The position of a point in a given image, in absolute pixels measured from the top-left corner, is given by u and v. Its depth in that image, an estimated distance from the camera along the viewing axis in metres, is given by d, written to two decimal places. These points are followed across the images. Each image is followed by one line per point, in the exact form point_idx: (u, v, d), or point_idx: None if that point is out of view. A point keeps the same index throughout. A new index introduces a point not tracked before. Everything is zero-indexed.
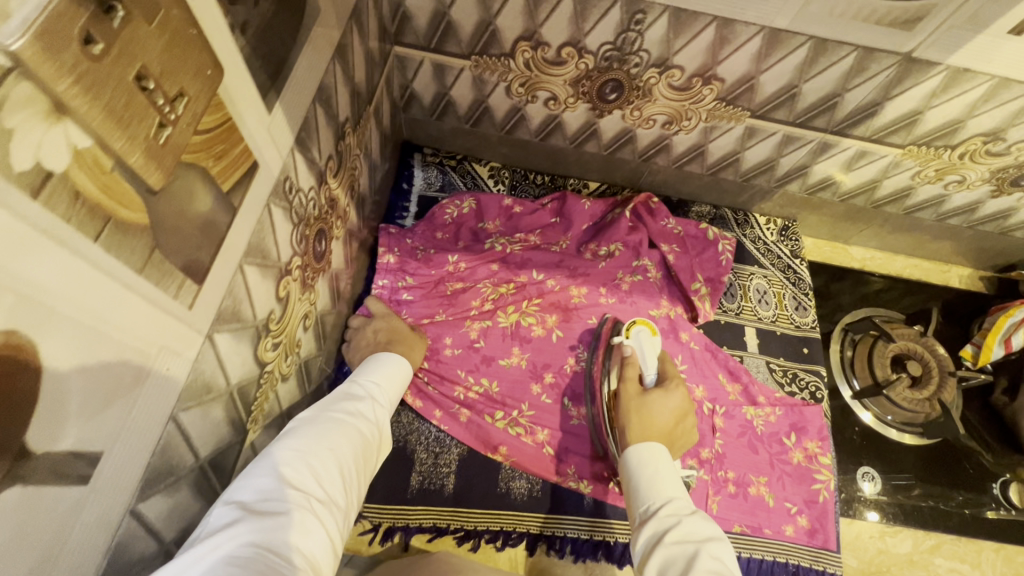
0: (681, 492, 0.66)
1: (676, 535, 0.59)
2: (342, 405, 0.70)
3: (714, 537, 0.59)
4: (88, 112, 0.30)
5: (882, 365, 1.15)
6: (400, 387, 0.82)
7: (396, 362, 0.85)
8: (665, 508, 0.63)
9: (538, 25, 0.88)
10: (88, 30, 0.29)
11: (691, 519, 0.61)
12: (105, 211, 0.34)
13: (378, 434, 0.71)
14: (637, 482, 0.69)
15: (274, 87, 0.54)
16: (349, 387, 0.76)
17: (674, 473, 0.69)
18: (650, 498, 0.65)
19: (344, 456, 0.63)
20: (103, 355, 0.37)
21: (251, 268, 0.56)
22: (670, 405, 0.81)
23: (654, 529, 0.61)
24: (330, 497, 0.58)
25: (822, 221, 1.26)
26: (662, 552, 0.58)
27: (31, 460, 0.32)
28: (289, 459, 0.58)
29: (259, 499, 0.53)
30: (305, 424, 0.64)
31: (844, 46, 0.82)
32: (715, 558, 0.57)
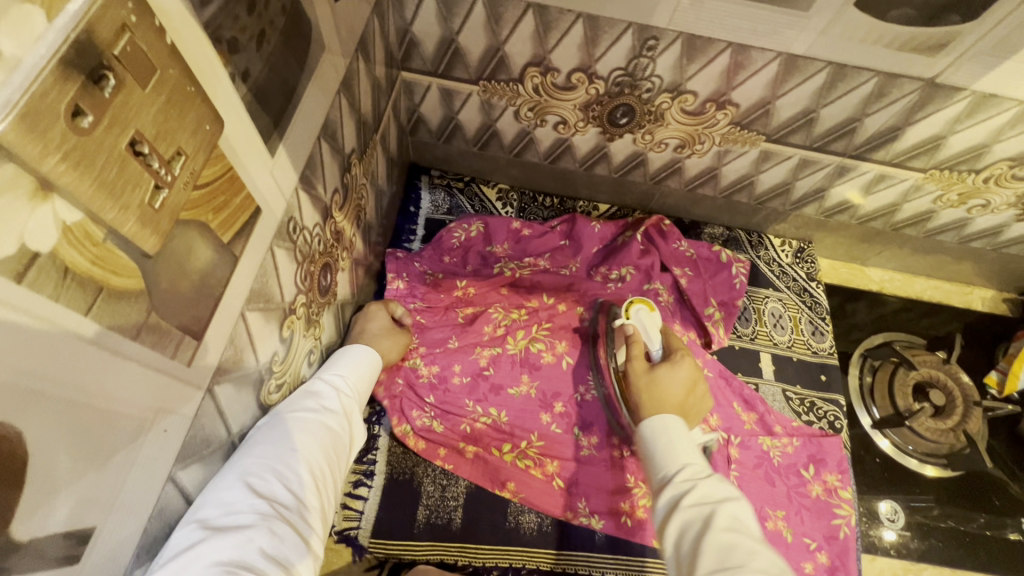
0: (697, 456, 0.63)
1: (693, 498, 0.56)
2: (307, 400, 0.66)
3: (732, 497, 0.57)
4: (78, 187, 0.29)
5: (903, 394, 1.10)
6: (372, 376, 0.78)
7: (365, 351, 0.79)
8: (681, 472, 0.60)
9: (547, 51, 0.86)
10: (76, 103, 0.27)
11: (708, 482, 0.58)
12: (97, 282, 0.32)
13: (347, 428, 0.68)
14: (652, 448, 0.66)
15: (277, 130, 0.53)
16: (312, 379, 0.71)
17: (688, 437, 0.65)
18: (665, 462, 0.62)
19: (312, 457, 0.60)
20: (95, 428, 0.35)
21: (254, 313, 0.55)
22: (681, 373, 0.76)
23: (668, 494, 0.59)
24: (299, 503, 0.55)
25: (839, 243, 1.23)
26: (679, 517, 0.56)
27: (16, 551, 0.30)
28: (252, 468, 0.54)
29: (223, 513, 0.49)
30: (270, 424, 0.60)
31: (865, 72, 0.79)
32: (734, 516, 0.55)
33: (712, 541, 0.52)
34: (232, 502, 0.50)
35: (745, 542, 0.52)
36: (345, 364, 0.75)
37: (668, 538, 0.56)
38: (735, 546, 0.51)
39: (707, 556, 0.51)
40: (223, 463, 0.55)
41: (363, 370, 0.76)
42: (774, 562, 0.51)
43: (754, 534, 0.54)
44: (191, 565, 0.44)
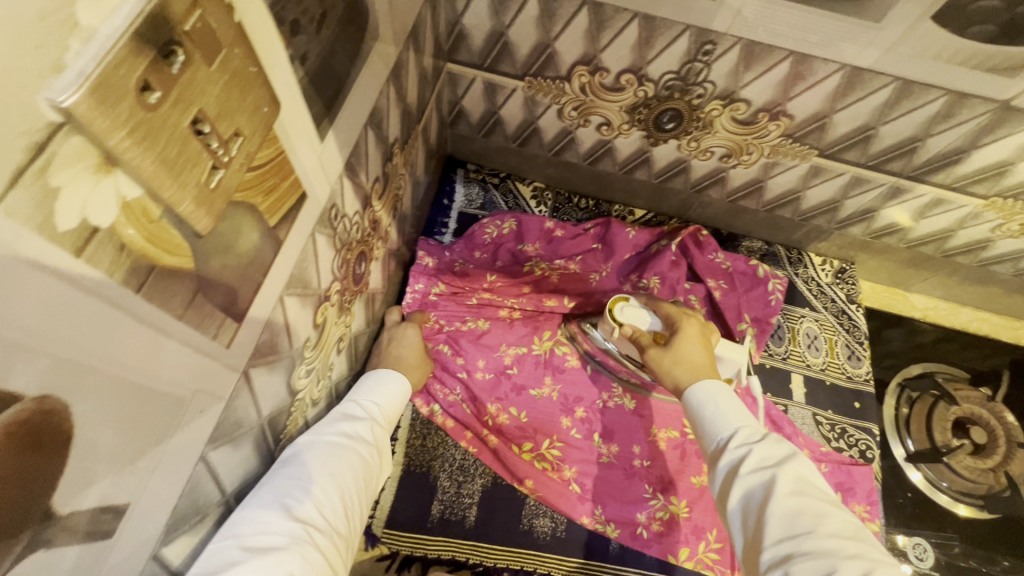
0: (750, 418, 0.62)
1: (751, 465, 0.56)
2: (341, 425, 0.68)
3: (793, 456, 0.56)
4: (140, 163, 0.28)
5: (942, 430, 1.07)
6: (402, 404, 0.79)
7: (399, 377, 0.81)
8: (735, 436, 0.59)
9: (598, 50, 0.84)
10: (146, 78, 0.27)
11: (764, 442, 0.58)
12: (150, 260, 0.32)
13: (377, 458, 0.69)
14: (700, 415, 0.65)
15: (329, 115, 0.52)
16: (347, 403, 0.73)
17: (736, 398, 0.64)
18: (718, 428, 0.62)
19: (344, 483, 0.62)
20: (139, 406, 0.35)
21: (291, 298, 0.55)
22: (693, 335, 0.75)
23: (726, 461, 0.58)
24: (329, 527, 0.57)
25: (884, 266, 1.18)
26: (741, 485, 0.55)
27: (56, 523, 0.30)
28: (290, 489, 0.56)
29: (259, 533, 0.51)
30: (305, 448, 0.62)
31: (934, 90, 0.75)
32: (796, 478, 0.54)
33: (777, 509, 0.52)
34: (268, 523, 0.52)
35: (811, 506, 0.51)
36: (380, 389, 0.77)
37: (732, 507, 0.56)
38: (802, 512, 0.51)
39: (773, 525, 0.51)
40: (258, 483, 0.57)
41: (398, 400, 0.78)
42: (845, 523, 0.50)
43: (821, 495, 0.53)
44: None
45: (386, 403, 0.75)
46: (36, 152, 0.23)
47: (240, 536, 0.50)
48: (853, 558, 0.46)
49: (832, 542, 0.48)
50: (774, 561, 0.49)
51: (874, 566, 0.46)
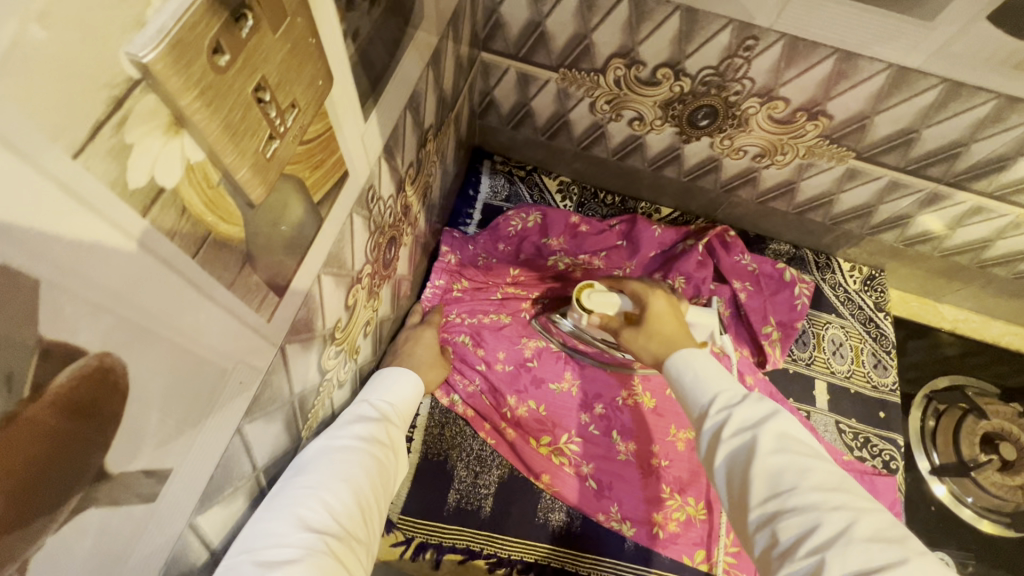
0: (732, 380, 0.61)
1: (733, 426, 0.54)
2: (355, 428, 0.66)
3: (775, 413, 0.55)
4: (206, 126, 0.28)
5: (969, 443, 1.03)
6: (414, 404, 0.78)
7: (409, 376, 0.79)
8: (715, 400, 0.57)
9: (636, 42, 0.83)
10: (218, 40, 0.27)
11: (745, 404, 0.56)
12: (207, 226, 0.32)
13: (393, 460, 0.67)
14: (680, 383, 0.63)
15: (373, 95, 0.52)
16: (359, 405, 0.71)
17: (717, 364, 0.62)
18: (699, 394, 0.60)
19: (361, 487, 0.60)
20: (188, 371, 0.35)
21: (327, 277, 0.55)
22: (660, 309, 0.75)
23: (709, 426, 0.57)
24: (347, 533, 0.55)
25: (914, 275, 1.15)
26: (723, 449, 0.54)
27: (106, 483, 0.31)
28: (303, 499, 0.54)
29: (274, 546, 0.49)
30: (317, 454, 0.60)
31: (983, 93, 0.73)
32: (778, 435, 0.53)
33: (761, 467, 0.51)
34: (282, 535, 0.50)
35: (797, 461, 0.50)
36: (392, 391, 0.75)
37: (716, 468, 0.55)
38: (785, 470, 0.50)
39: (757, 484, 0.50)
40: (269, 494, 0.55)
41: (410, 400, 0.76)
42: (829, 473, 0.50)
43: (804, 449, 0.52)
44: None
45: (398, 403, 0.74)
46: (114, 107, 0.23)
47: (253, 552, 0.48)
48: (839, 508, 0.46)
49: (816, 495, 0.48)
50: (761, 520, 0.49)
51: (862, 514, 0.46)
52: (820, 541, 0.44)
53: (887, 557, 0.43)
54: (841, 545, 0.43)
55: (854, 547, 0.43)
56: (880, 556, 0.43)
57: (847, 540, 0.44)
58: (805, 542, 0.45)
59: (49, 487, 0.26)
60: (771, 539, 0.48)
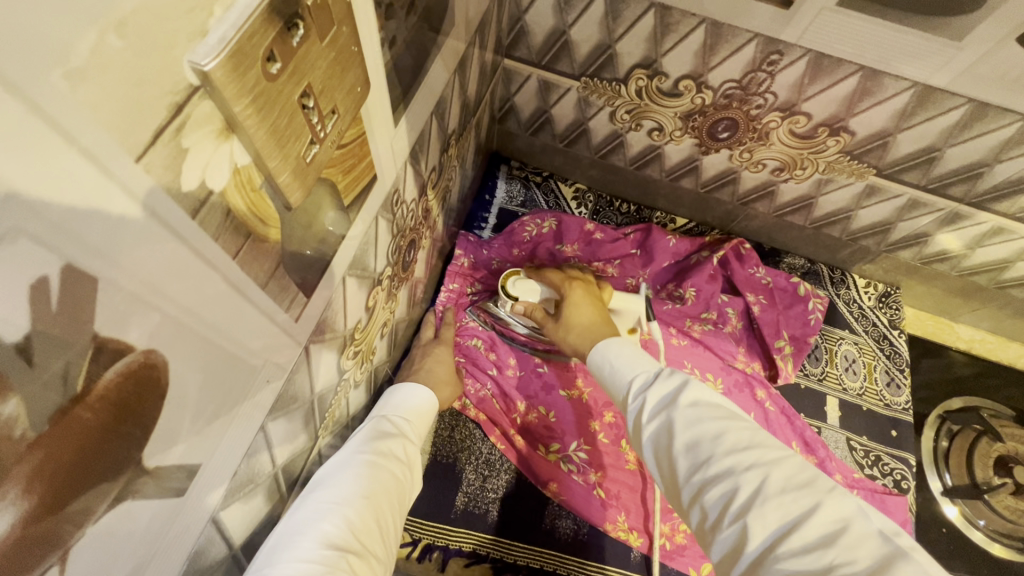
0: (647, 362, 0.60)
1: (651, 410, 0.54)
2: (374, 443, 0.64)
3: (685, 384, 0.53)
4: (255, 132, 0.29)
5: (983, 465, 1.04)
6: (430, 419, 0.76)
7: (422, 390, 0.77)
8: (633, 387, 0.57)
9: (660, 54, 0.83)
10: (272, 49, 0.28)
11: (658, 382, 0.55)
12: (248, 228, 0.33)
13: (411, 478, 0.65)
14: (604, 374, 0.64)
15: (404, 100, 0.53)
16: (379, 420, 0.69)
17: (634, 348, 0.63)
18: (620, 383, 0.60)
19: (380, 504, 0.57)
20: (221, 369, 0.36)
21: (351, 279, 0.55)
22: (577, 300, 0.79)
23: (631, 411, 0.56)
24: (367, 550, 0.52)
25: (930, 293, 1.15)
26: (647, 434, 0.53)
27: (142, 477, 0.31)
28: (325, 515, 0.52)
29: (296, 564, 0.47)
30: (339, 472, 0.58)
31: (1009, 114, 0.73)
32: (692, 405, 0.51)
33: (679, 442, 0.49)
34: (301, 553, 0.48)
35: (710, 427, 0.48)
36: (407, 405, 0.73)
37: (646, 450, 0.53)
38: (700, 439, 0.48)
39: (680, 462, 0.49)
40: (289, 514, 0.53)
41: (425, 414, 0.74)
42: (744, 431, 0.48)
43: (721, 412, 0.50)
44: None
45: (414, 418, 0.72)
46: (174, 113, 0.23)
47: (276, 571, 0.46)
48: (751, 469, 0.45)
49: (730, 459, 0.46)
50: (691, 495, 0.48)
51: (774, 467, 0.45)
52: (741, 505, 0.44)
53: (801, 507, 0.42)
54: (758, 506, 0.43)
55: (771, 503, 0.43)
56: (796, 508, 0.42)
57: (763, 498, 0.43)
58: (729, 509, 0.44)
59: (90, 480, 0.27)
60: (702, 512, 0.47)
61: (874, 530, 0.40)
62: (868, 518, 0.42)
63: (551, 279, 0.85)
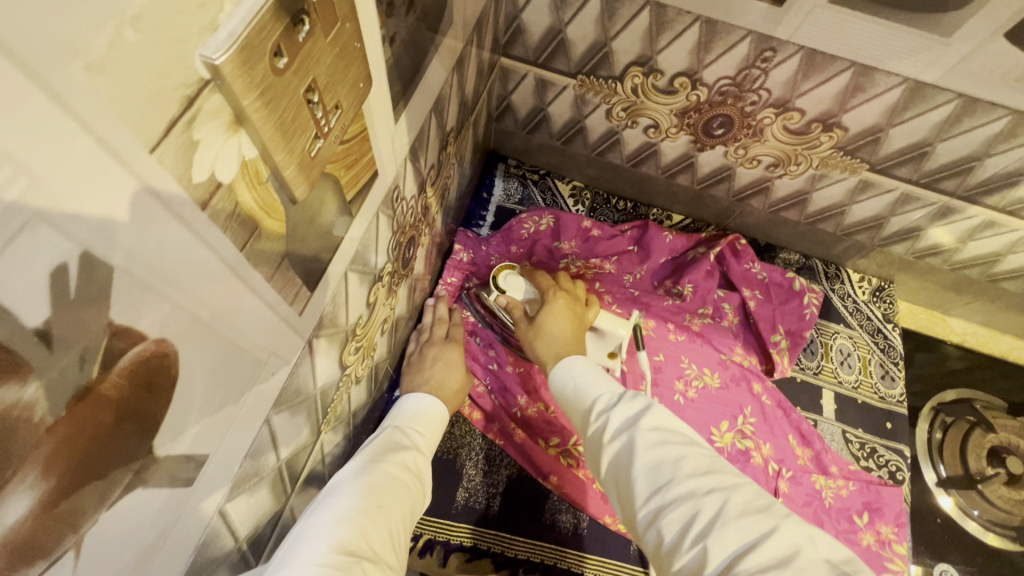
0: (610, 383, 0.61)
1: (613, 430, 0.55)
2: (387, 453, 0.64)
3: (648, 407, 0.55)
4: (262, 125, 0.29)
5: (977, 456, 1.05)
6: (440, 429, 0.77)
7: (434, 404, 0.78)
8: (595, 407, 0.58)
9: (655, 51, 0.84)
10: (279, 44, 0.28)
11: (620, 403, 0.57)
12: (254, 221, 0.33)
13: (423, 491, 0.64)
14: (567, 391, 0.64)
15: (404, 98, 0.54)
16: (391, 432, 0.69)
17: (596, 367, 0.63)
18: (582, 402, 0.60)
19: (392, 514, 0.57)
20: (229, 361, 0.36)
21: (352, 275, 0.56)
22: (556, 312, 0.79)
23: (592, 433, 0.57)
24: (379, 556, 0.51)
25: (923, 287, 1.16)
26: (607, 455, 0.54)
27: (152, 465, 0.32)
28: (339, 520, 0.51)
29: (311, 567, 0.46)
30: (353, 479, 0.58)
31: (998, 109, 0.74)
32: (655, 429, 0.53)
33: (641, 463, 0.51)
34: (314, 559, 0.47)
35: (673, 452, 0.51)
36: (416, 417, 0.73)
37: (607, 474, 0.54)
38: (662, 461, 0.50)
39: (640, 484, 0.51)
40: (303, 519, 0.53)
41: (434, 425, 0.75)
42: (703, 458, 0.51)
43: (682, 437, 0.53)
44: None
45: (424, 430, 0.72)
46: (185, 106, 0.24)
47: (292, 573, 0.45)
48: (712, 492, 0.48)
49: (691, 482, 0.48)
50: (649, 517, 0.50)
51: (734, 492, 0.48)
52: (702, 528, 0.46)
53: (758, 530, 0.45)
54: (718, 528, 0.45)
55: (730, 526, 0.45)
56: (754, 531, 0.45)
57: (722, 522, 0.46)
58: (689, 532, 0.46)
59: (103, 467, 0.28)
60: (659, 536, 0.48)
61: (821, 559, 0.44)
62: (816, 546, 0.45)
63: (539, 280, 0.87)
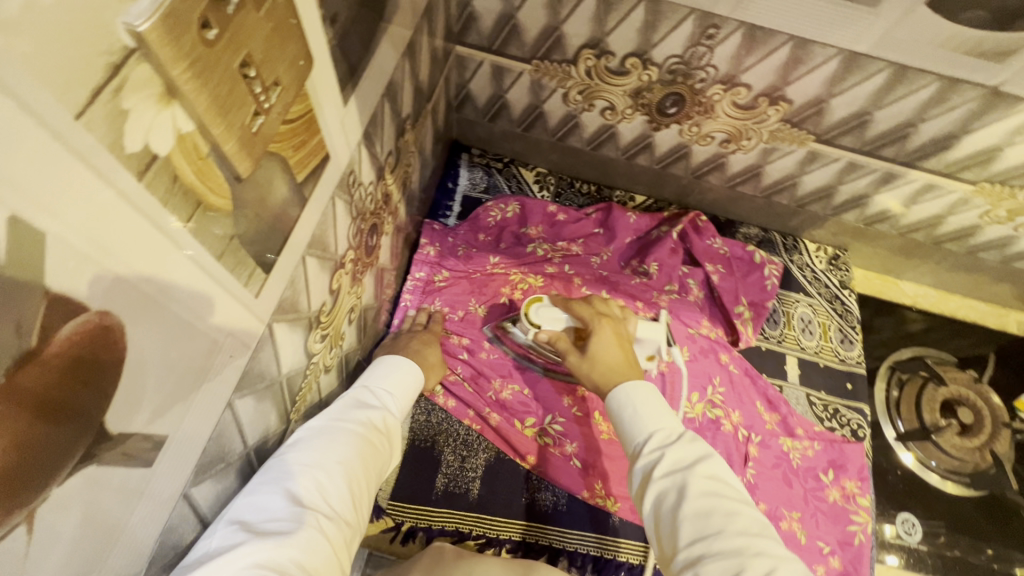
0: (668, 417, 0.60)
1: (665, 468, 0.54)
2: (353, 411, 0.64)
3: (705, 457, 0.55)
4: (195, 98, 0.30)
5: (931, 409, 1.11)
6: (414, 393, 0.75)
7: (406, 364, 0.77)
8: (650, 439, 0.57)
9: (605, 33, 0.86)
10: (206, 16, 0.29)
11: (679, 445, 0.56)
12: (197, 197, 0.34)
13: (389, 447, 0.65)
14: (619, 416, 0.62)
15: (351, 81, 0.54)
16: (361, 391, 0.69)
17: (658, 398, 0.62)
18: (635, 432, 0.59)
19: (355, 470, 0.57)
20: (182, 340, 0.36)
21: (311, 259, 0.56)
22: (606, 338, 0.74)
23: (640, 465, 0.56)
24: (336, 512, 0.53)
25: (876, 254, 1.21)
26: (653, 490, 0.54)
27: (107, 441, 0.32)
28: (297, 473, 0.52)
29: (264, 518, 0.48)
30: (316, 433, 0.58)
31: (927, 75, 0.78)
32: (708, 478, 0.53)
33: (690, 510, 0.51)
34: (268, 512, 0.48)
35: (722, 505, 0.51)
36: (390, 379, 0.72)
37: (647, 509, 0.54)
38: (712, 513, 0.50)
39: (684, 528, 0.51)
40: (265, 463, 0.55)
41: (408, 388, 0.74)
42: (753, 520, 0.51)
43: (733, 493, 0.53)
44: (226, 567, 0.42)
45: (397, 392, 0.72)
46: (112, 73, 0.25)
47: (244, 520, 0.47)
48: (761, 556, 0.47)
49: (739, 541, 0.48)
50: (686, 562, 0.49)
51: (780, 562, 0.47)
52: None
53: None
54: None
55: None
56: None
57: None
58: None
59: (54, 441, 0.28)
60: None
61: None
62: None
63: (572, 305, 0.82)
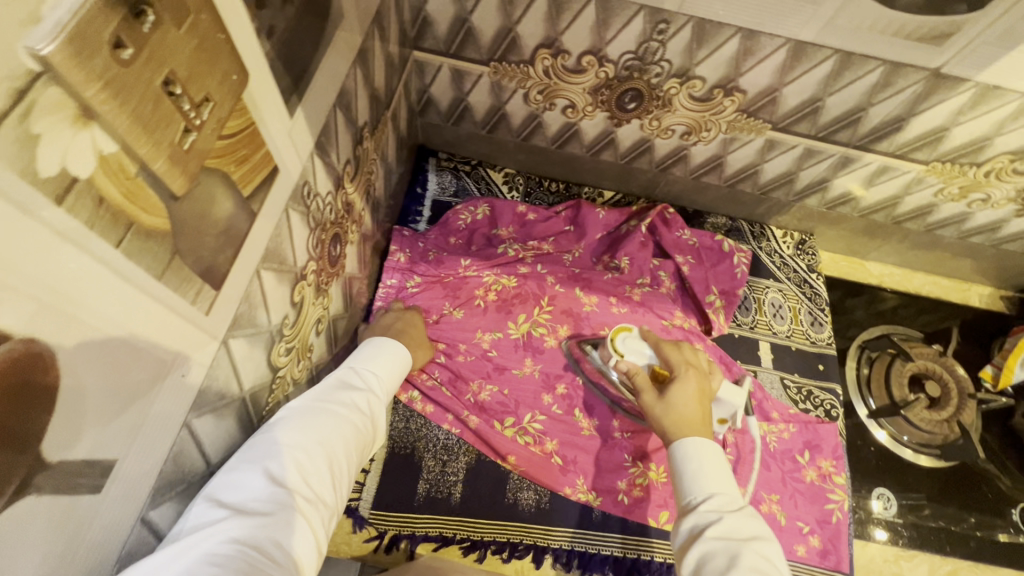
0: (730, 486, 0.60)
1: (717, 530, 0.55)
2: (337, 390, 0.63)
3: (759, 536, 0.55)
4: (115, 118, 0.30)
5: (899, 385, 1.13)
6: (401, 373, 0.74)
7: (395, 347, 0.76)
8: (706, 501, 0.58)
9: (559, 32, 0.87)
10: (118, 34, 0.29)
11: (737, 516, 0.56)
12: (128, 218, 0.33)
13: (374, 426, 0.64)
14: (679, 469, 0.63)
15: (297, 91, 0.54)
16: (347, 370, 0.68)
17: (724, 464, 0.62)
18: (694, 490, 0.60)
19: (337, 451, 0.57)
20: (124, 361, 0.36)
21: (267, 273, 0.56)
22: (687, 389, 0.72)
23: (692, 522, 0.57)
24: (315, 493, 0.53)
25: (840, 236, 1.24)
26: (699, 547, 0.54)
27: (45, 470, 0.32)
28: (277, 452, 0.52)
29: (242, 496, 0.49)
30: (300, 411, 0.58)
31: (871, 60, 0.80)
32: (758, 556, 0.53)
33: None
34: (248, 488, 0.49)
35: None
36: (376, 358, 0.71)
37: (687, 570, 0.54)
38: None
39: None
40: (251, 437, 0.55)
41: (395, 368, 0.72)
42: None
43: None
44: (203, 541, 0.44)
45: (383, 371, 0.70)
46: (17, 98, 0.24)
47: (222, 498, 0.48)
48: None
49: None
50: None
51: None
52: None
53: None
54: None
55: None
56: None
57: None
58: None
59: None
60: None
61: None
62: None
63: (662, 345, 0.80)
